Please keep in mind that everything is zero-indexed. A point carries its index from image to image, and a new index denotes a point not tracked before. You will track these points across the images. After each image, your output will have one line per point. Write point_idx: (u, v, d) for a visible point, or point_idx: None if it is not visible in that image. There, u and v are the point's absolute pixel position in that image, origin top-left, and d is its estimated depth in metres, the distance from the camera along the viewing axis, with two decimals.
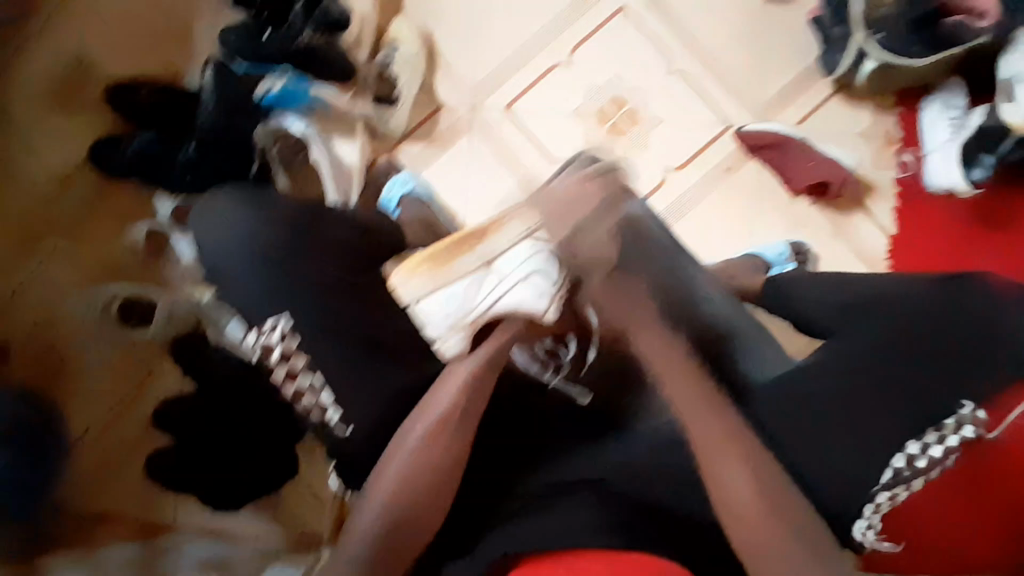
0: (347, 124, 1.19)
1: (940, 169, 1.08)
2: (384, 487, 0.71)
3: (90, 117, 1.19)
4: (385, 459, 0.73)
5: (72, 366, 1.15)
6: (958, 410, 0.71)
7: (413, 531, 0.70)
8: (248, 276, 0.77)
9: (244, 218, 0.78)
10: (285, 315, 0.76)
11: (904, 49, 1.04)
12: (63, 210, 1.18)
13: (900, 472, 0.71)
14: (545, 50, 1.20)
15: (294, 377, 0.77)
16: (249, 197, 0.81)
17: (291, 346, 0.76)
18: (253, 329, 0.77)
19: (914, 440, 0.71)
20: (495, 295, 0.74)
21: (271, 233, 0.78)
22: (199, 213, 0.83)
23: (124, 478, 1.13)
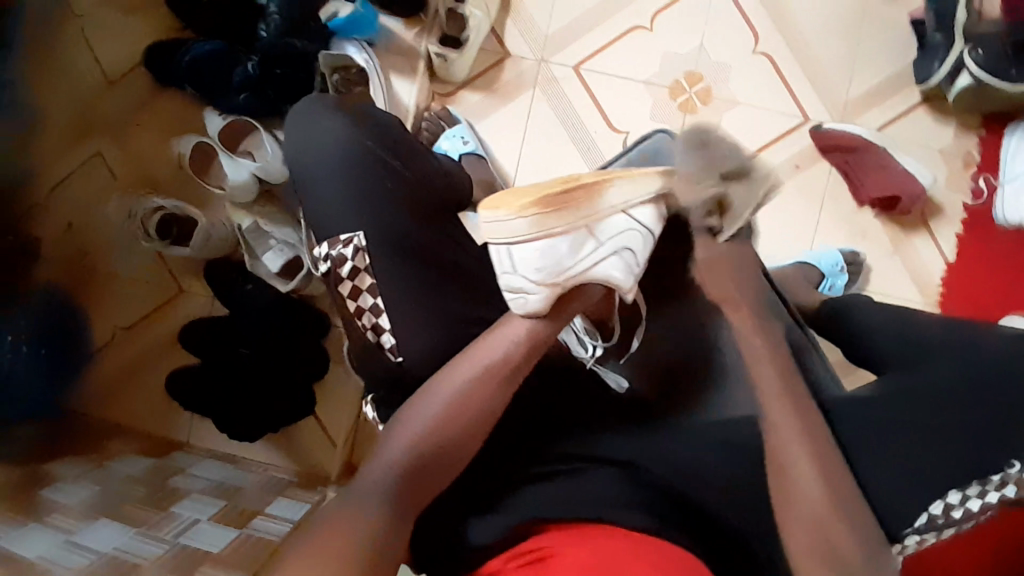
0: (409, 61, 1.14)
1: (1013, 201, 1.03)
2: (413, 427, 0.65)
3: (150, 19, 1.15)
4: (416, 400, 0.67)
5: (103, 273, 1.14)
6: (1006, 469, 0.65)
7: (437, 477, 0.64)
8: (336, 189, 0.77)
9: (345, 130, 0.79)
10: (361, 233, 0.76)
11: (1004, 71, 0.97)
12: (112, 111, 1.15)
13: (934, 519, 0.66)
14: (625, 12, 1.14)
15: (358, 295, 0.76)
16: (353, 112, 0.81)
17: (361, 263, 0.75)
18: (326, 241, 0.77)
19: (955, 489, 0.66)
20: (592, 260, 0.70)
21: (373, 151, 0.79)
22: (297, 115, 0.83)
23: (145, 391, 1.14)
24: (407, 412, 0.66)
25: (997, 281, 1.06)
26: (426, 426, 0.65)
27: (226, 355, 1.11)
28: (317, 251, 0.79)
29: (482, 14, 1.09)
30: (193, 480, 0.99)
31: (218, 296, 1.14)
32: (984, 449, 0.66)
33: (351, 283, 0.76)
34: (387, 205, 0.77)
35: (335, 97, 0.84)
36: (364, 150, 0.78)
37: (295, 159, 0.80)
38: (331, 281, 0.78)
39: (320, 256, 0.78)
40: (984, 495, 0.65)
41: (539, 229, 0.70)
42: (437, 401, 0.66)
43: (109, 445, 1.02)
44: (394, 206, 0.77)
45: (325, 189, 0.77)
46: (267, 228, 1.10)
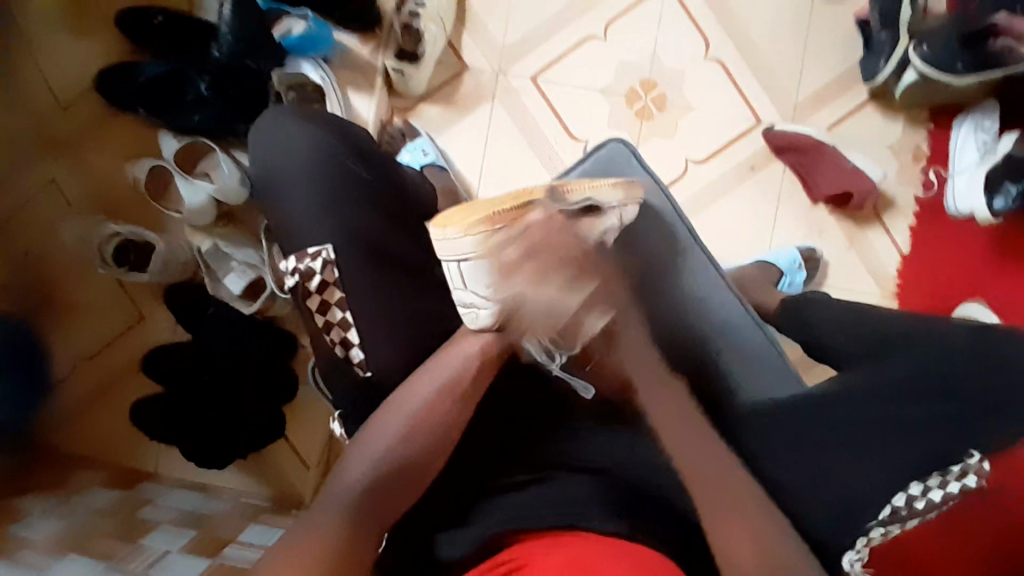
0: (367, 77, 1.14)
1: (962, 192, 1.04)
2: (380, 442, 0.65)
3: (99, 41, 1.13)
4: (385, 410, 0.68)
5: (66, 301, 1.12)
6: (965, 459, 0.67)
7: (407, 491, 0.65)
8: (299, 203, 0.77)
9: (308, 140, 0.79)
10: (331, 245, 0.75)
11: (948, 65, 0.98)
12: (61, 134, 1.13)
13: (898, 511, 0.67)
14: (580, 20, 1.15)
15: (327, 309, 0.75)
16: (317, 124, 0.80)
17: (331, 276, 0.75)
18: (295, 253, 0.76)
19: (915, 481, 0.67)
20: (547, 273, 0.73)
21: (337, 163, 0.78)
22: (259, 126, 0.82)
23: (107, 422, 1.11)
24: (371, 428, 0.67)
25: (954, 270, 1.08)
26: (393, 440, 0.65)
27: (192, 379, 1.09)
28: (284, 263, 0.77)
29: (437, 28, 1.09)
30: (161, 509, 0.96)
31: (181, 321, 1.12)
32: (942, 441, 0.68)
33: (319, 296, 0.75)
34: (353, 220, 0.77)
35: (294, 107, 0.82)
36: (331, 163, 0.78)
37: (260, 173, 0.80)
38: (298, 295, 0.77)
39: (287, 269, 0.76)
40: (945, 485, 0.66)
41: (483, 248, 0.71)
42: (402, 414, 0.67)
43: (71, 478, 0.99)
44: (358, 221, 0.77)
45: (290, 202, 0.77)
46: (227, 250, 1.08)
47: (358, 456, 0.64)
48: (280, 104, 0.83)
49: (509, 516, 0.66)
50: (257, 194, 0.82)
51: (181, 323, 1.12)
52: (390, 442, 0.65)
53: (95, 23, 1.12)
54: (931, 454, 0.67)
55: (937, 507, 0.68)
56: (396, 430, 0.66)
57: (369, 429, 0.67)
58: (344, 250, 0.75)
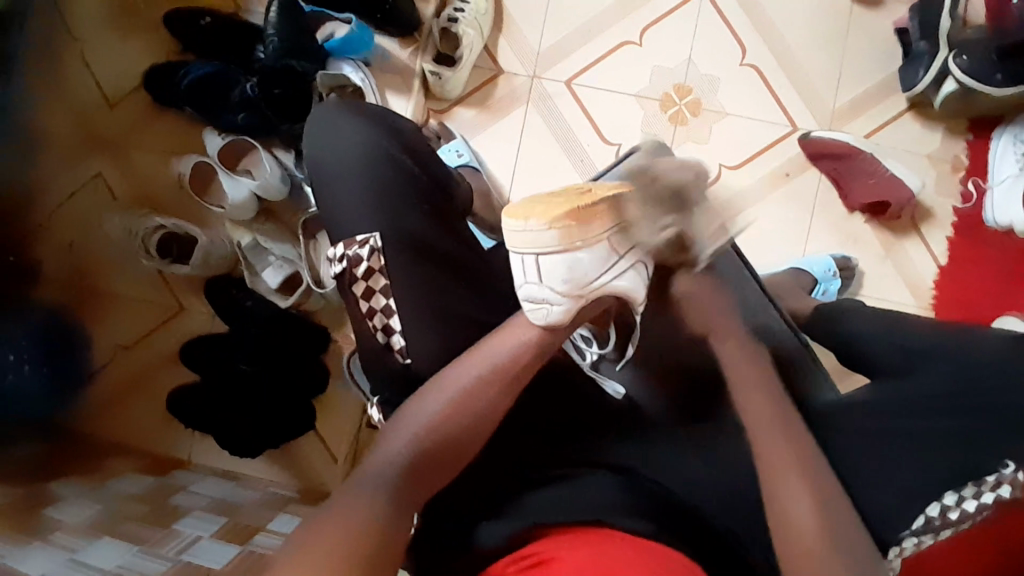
0: (404, 79, 1.16)
1: (1002, 202, 1.05)
2: (421, 420, 0.66)
3: (150, 41, 1.17)
4: (424, 394, 0.69)
5: (109, 292, 1.16)
6: (999, 469, 0.65)
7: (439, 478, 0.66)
8: (345, 196, 0.80)
9: (357, 136, 0.82)
10: (378, 234, 0.77)
11: (987, 76, 0.98)
12: (110, 130, 1.17)
13: (931, 521, 0.66)
14: (616, 26, 1.17)
15: (370, 297, 0.77)
16: (365, 117, 0.84)
17: (375, 265, 0.77)
18: (342, 242, 0.78)
19: (950, 491, 0.65)
20: (613, 273, 0.74)
21: (383, 160, 0.80)
22: (314, 121, 0.85)
23: (145, 410, 1.14)
24: (414, 406, 0.68)
25: (987, 282, 1.07)
26: (433, 418, 0.66)
27: (227, 369, 1.11)
28: (331, 252, 0.80)
29: (474, 34, 1.12)
30: (193, 496, 0.99)
31: (218, 313, 1.15)
32: (977, 450, 0.66)
33: (364, 284, 0.77)
34: (398, 209, 0.79)
35: (347, 102, 0.85)
36: (380, 154, 0.81)
37: (311, 160, 0.83)
38: (343, 282, 0.79)
39: (334, 255, 0.79)
40: (979, 495, 0.65)
41: (570, 240, 0.73)
42: (445, 393, 0.68)
43: (110, 462, 1.02)
44: (401, 210, 0.79)
45: (338, 191, 0.80)
46: (267, 244, 1.12)
47: (396, 436, 0.66)
48: (328, 98, 0.87)
49: (536, 513, 0.65)
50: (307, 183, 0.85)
51: (219, 315, 1.15)
52: (430, 421, 0.66)
53: (147, 24, 1.17)
54: (962, 468, 0.66)
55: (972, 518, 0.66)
56: (437, 409, 0.67)
57: (411, 405, 0.68)
58: (391, 239, 0.77)
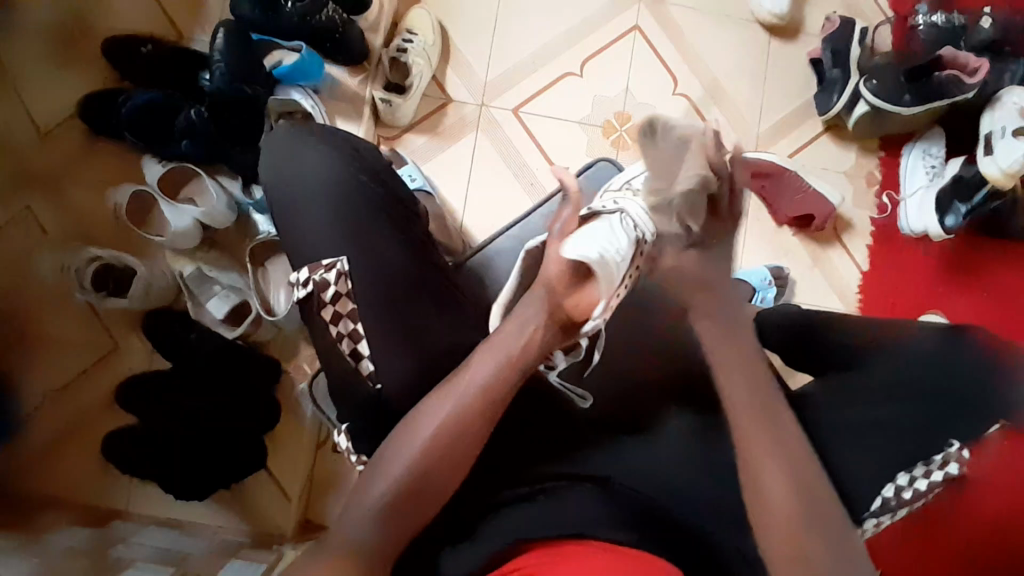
0: (354, 106, 1.16)
1: (914, 212, 1.15)
2: (399, 458, 0.66)
3: (84, 68, 1.13)
4: (400, 438, 0.67)
5: (37, 331, 1.07)
6: (946, 448, 0.73)
7: (432, 498, 0.65)
8: (314, 216, 0.77)
9: (327, 160, 0.79)
10: (342, 258, 0.75)
11: (895, 98, 1.10)
12: (40, 159, 1.11)
13: (888, 501, 0.73)
14: (559, 58, 1.23)
15: (338, 320, 0.74)
16: (331, 141, 0.82)
17: (343, 289, 0.75)
18: (308, 265, 0.75)
19: (902, 471, 0.73)
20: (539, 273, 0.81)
21: (351, 187, 0.79)
22: (275, 143, 0.82)
23: (76, 459, 1.05)
24: (390, 445, 0.67)
25: (913, 288, 1.18)
26: (413, 455, 0.65)
27: (167, 410, 1.04)
28: (294, 276, 0.76)
29: (424, 63, 1.15)
30: (136, 547, 0.91)
31: (159, 350, 1.08)
32: (925, 437, 0.73)
33: (332, 307, 0.74)
34: (367, 233, 0.77)
35: (313, 126, 0.84)
36: (347, 179, 0.79)
37: (269, 184, 0.80)
38: (308, 306, 0.75)
39: (298, 280, 0.75)
40: (930, 474, 0.72)
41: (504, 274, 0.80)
42: (422, 434, 0.66)
43: (38, 517, 0.93)
44: (366, 233, 0.77)
45: (306, 212, 0.77)
46: (212, 273, 1.08)
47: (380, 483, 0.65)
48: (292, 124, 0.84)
49: (519, 526, 0.67)
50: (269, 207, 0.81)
51: (160, 351, 1.08)
52: (409, 458, 0.65)
53: (81, 53, 1.13)
54: (912, 449, 0.73)
55: (922, 496, 0.73)
56: (415, 447, 0.66)
57: (390, 449, 0.67)
58: (358, 264, 0.76)
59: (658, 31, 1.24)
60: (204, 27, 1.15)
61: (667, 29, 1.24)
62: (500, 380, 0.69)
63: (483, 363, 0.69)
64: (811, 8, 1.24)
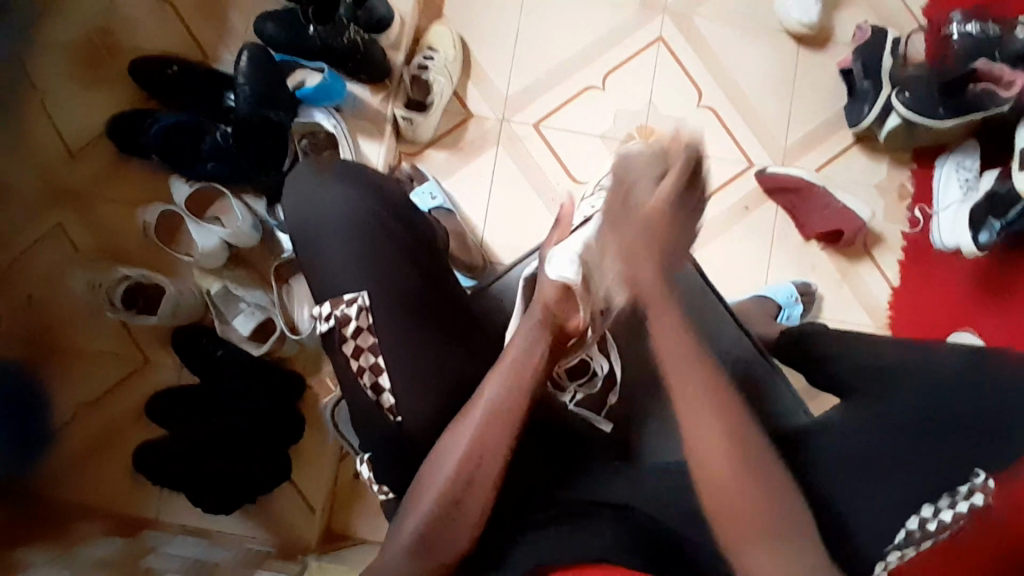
0: (375, 124, 1.17)
1: (947, 229, 1.11)
2: (431, 496, 0.67)
3: (114, 89, 1.16)
4: (426, 468, 0.69)
5: (74, 349, 1.12)
6: (971, 478, 0.68)
7: (448, 531, 0.67)
8: (336, 250, 0.76)
9: (345, 193, 0.78)
10: (364, 293, 0.75)
11: (928, 110, 1.07)
12: (73, 179, 1.14)
13: (911, 534, 0.68)
14: (579, 72, 1.21)
15: (359, 354, 0.74)
16: (347, 173, 0.80)
17: (364, 322, 0.74)
18: (329, 301, 0.75)
19: (927, 503, 0.68)
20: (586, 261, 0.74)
21: (369, 218, 0.77)
22: (298, 174, 0.81)
23: (113, 469, 1.09)
24: (417, 486, 0.69)
25: (946, 306, 1.14)
26: (440, 491, 0.67)
27: (202, 421, 1.07)
28: (316, 309, 0.76)
29: (444, 81, 1.16)
30: (164, 558, 0.92)
31: (187, 364, 1.11)
32: (948, 469, 0.69)
33: (354, 342, 0.74)
34: (387, 264, 0.76)
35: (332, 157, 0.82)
36: (365, 212, 0.77)
37: (294, 223, 0.79)
38: (330, 340, 0.75)
39: (321, 314, 0.75)
40: (955, 505, 0.68)
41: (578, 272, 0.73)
42: (446, 467, 0.68)
43: (75, 527, 0.96)
44: (391, 266, 0.76)
45: (328, 247, 0.76)
46: (237, 292, 1.10)
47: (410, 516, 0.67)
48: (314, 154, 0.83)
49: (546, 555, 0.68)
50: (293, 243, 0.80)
51: (189, 366, 1.11)
52: (436, 492, 0.67)
53: (112, 74, 1.16)
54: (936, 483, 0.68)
55: (949, 527, 0.69)
56: (442, 479, 0.67)
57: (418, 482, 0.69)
58: (380, 295, 0.75)
59: (680, 42, 1.21)
60: (229, 47, 1.17)
61: (690, 40, 1.22)
62: (514, 397, 0.69)
63: (500, 373, 0.70)
64: (842, 16, 1.20)
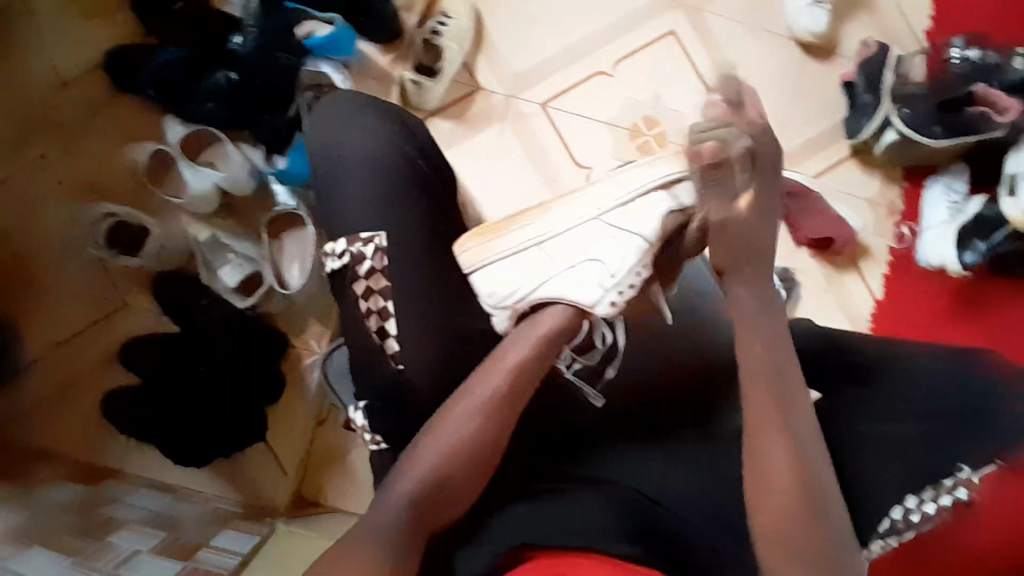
0: (382, 85, 1.16)
1: (933, 244, 1.16)
2: (428, 462, 0.65)
3: (114, 20, 1.11)
4: (424, 434, 0.68)
5: (46, 289, 1.06)
6: (957, 472, 0.66)
7: (446, 502, 0.65)
8: (357, 184, 0.75)
9: (368, 128, 0.77)
10: (382, 233, 0.74)
11: (926, 128, 1.13)
12: (60, 107, 1.09)
13: (895, 523, 0.67)
14: (591, 57, 1.22)
15: (371, 295, 0.73)
16: (374, 108, 0.79)
17: (380, 264, 0.73)
18: (346, 237, 0.74)
19: (912, 494, 0.67)
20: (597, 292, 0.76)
21: (390, 156, 0.76)
22: (324, 114, 0.80)
23: (78, 415, 1.05)
24: (415, 452, 0.67)
25: (928, 318, 1.18)
26: (439, 457, 0.66)
27: (178, 372, 1.04)
28: (330, 246, 0.75)
29: (456, 48, 1.16)
30: (131, 510, 0.89)
31: (167, 312, 1.07)
32: None
33: (366, 282, 0.73)
34: (404, 204, 0.75)
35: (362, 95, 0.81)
36: (386, 147, 0.76)
37: (316, 152, 0.78)
38: (341, 280, 0.74)
39: (334, 251, 0.74)
40: (937, 498, 0.66)
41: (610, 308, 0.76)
42: (448, 436, 0.67)
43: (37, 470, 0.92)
44: (409, 207, 0.75)
45: (349, 180, 0.75)
46: (226, 241, 1.07)
47: (403, 480, 0.65)
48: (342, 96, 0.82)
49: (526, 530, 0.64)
50: (313, 173, 0.79)
51: (168, 314, 1.07)
52: (435, 461, 0.65)
53: (111, 5, 1.11)
54: None
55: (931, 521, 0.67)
56: (443, 447, 0.66)
57: (416, 448, 0.67)
58: (397, 236, 0.74)
59: (691, 38, 1.23)
60: None
61: (700, 37, 1.23)
62: (524, 377, 0.70)
63: (518, 345, 0.72)
64: (848, 30, 1.23)
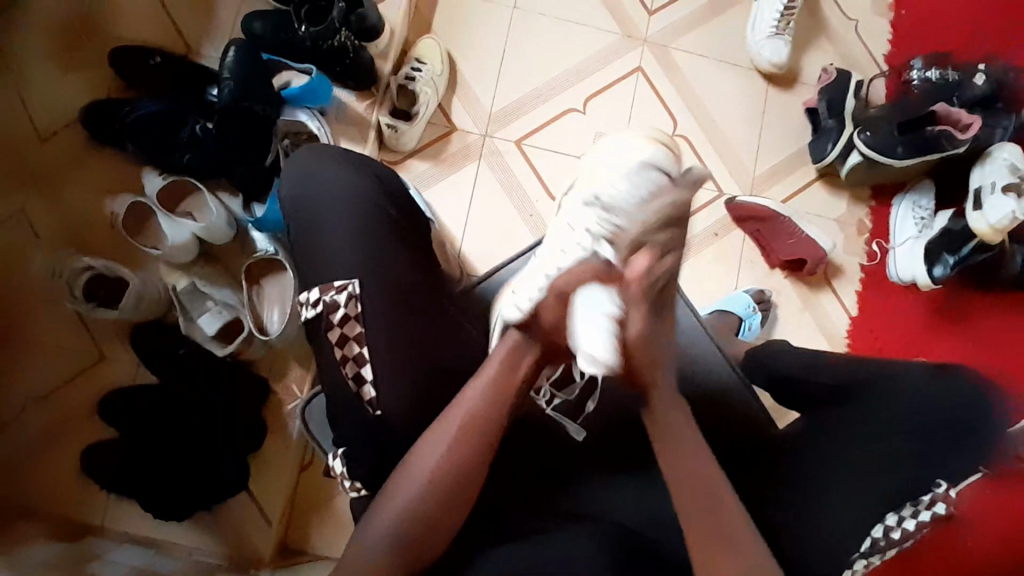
0: (360, 130, 1.18)
1: (903, 261, 1.18)
2: (403, 500, 0.65)
3: (89, 74, 1.13)
4: (399, 469, 0.67)
5: (22, 342, 1.06)
6: (935, 488, 0.69)
7: (423, 538, 0.65)
8: (335, 234, 0.76)
9: (344, 179, 0.78)
10: (356, 280, 0.74)
11: (888, 149, 1.14)
12: (36, 160, 1.10)
13: (877, 542, 0.68)
14: (563, 94, 1.25)
15: (346, 342, 0.73)
16: (348, 160, 0.80)
17: (354, 310, 0.73)
18: (319, 285, 0.74)
19: (892, 511, 0.69)
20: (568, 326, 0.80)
21: (367, 209, 0.77)
22: (296, 162, 0.80)
23: (56, 470, 1.03)
24: (392, 489, 0.66)
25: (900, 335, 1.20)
26: (414, 496, 0.65)
27: (157, 422, 1.02)
28: (305, 294, 0.75)
29: (431, 92, 1.18)
30: (108, 566, 0.86)
31: (145, 362, 1.06)
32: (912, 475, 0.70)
33: (340, 330, 0.73)
34: (382, 256, 0.75)
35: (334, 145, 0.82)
36: (363, 200, 0.77)
37: (292, 203, 0.78)
38: (316, 328, 0.74)
39: (309, 299, 0.74)
40: (918, 514, 0.69)
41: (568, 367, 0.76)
42: (422, 472, 0.65)
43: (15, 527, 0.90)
44: (383, 255, 0.75)
45: (325, 231, 0.76)
46: (205, 290, 1.07)
47: (380, 520, 0.65)
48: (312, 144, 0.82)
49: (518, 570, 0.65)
50: (288, 224, 0.79)
51: (146, 363, 1.06)
52: (409, 500, 0.65)
53: (86, 59, 1.13)
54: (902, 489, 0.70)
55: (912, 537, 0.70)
56: (417, 485, 0.65)
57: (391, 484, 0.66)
58: (375, 284, 0.74)
59: (658, 72, 1.27)
60: (212, 43, 1.16)
61: (667, 71, 1.27)
62: (497, 407, 0.68)
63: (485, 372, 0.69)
64: (809, 58, 1.28)
